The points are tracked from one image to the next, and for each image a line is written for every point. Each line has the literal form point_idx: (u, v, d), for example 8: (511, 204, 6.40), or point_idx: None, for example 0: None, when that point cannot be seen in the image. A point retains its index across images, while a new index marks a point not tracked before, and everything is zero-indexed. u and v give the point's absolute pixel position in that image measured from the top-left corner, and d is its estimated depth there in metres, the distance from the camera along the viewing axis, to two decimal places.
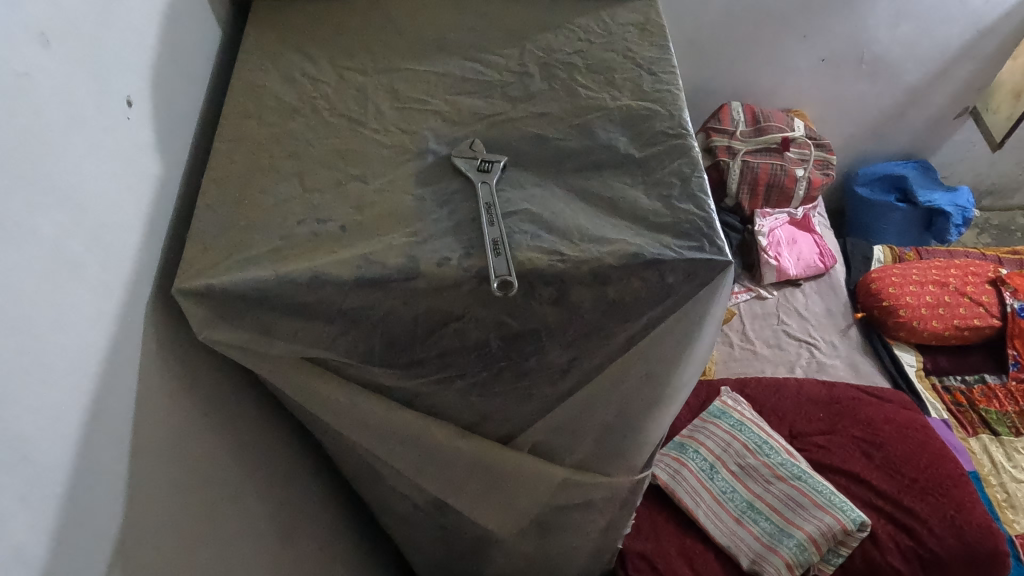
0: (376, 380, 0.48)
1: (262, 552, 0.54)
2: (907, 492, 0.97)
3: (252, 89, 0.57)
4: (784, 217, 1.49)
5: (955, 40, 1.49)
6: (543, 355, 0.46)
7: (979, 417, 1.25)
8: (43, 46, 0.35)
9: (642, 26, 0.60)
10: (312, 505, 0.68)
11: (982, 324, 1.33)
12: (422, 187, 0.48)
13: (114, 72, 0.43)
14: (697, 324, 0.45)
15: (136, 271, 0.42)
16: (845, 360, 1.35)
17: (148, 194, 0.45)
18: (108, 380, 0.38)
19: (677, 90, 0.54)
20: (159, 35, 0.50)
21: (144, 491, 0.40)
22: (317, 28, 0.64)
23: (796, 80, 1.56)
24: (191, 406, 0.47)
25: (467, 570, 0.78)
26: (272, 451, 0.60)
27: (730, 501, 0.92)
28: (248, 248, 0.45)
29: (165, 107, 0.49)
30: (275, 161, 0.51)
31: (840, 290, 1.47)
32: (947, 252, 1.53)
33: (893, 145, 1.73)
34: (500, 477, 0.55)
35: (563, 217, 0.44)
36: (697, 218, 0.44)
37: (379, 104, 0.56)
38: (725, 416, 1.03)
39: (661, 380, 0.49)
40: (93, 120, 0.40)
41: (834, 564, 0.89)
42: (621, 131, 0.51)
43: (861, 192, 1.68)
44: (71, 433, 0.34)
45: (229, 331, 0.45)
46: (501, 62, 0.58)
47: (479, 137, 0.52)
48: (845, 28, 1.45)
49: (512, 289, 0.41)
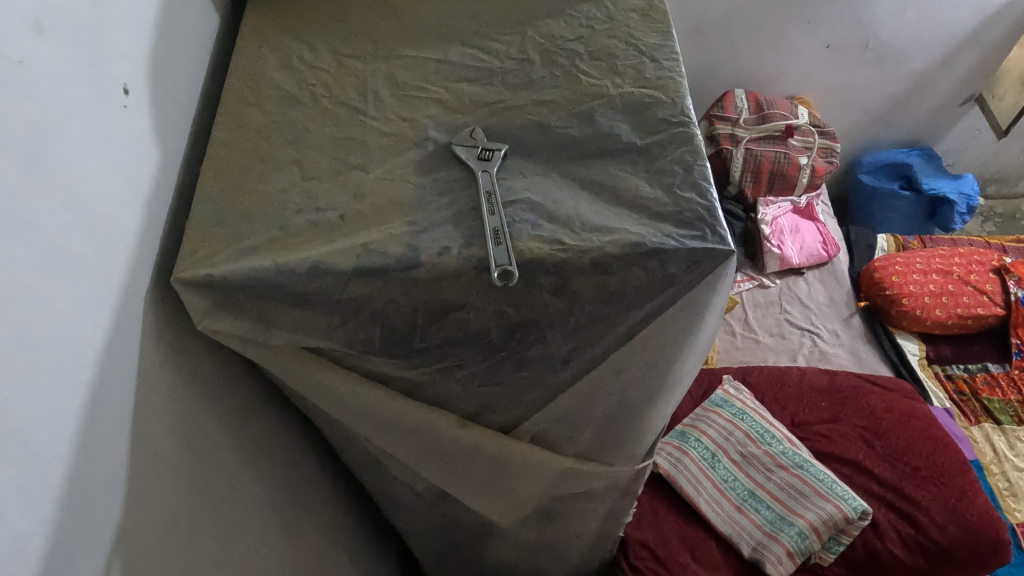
0: (376, 369, 0.48)
1: (263, 540, 0.55)
2: (909, 481, 0.97)
3: (250, 76, 0.57)
4: (787, 205, 1.48)
5: (962, 26, 1.47)
6: (544, 345, 0.46)
7: (981, 406, 1.25)
8: (37, 33, 0.35)
9: (644, 12, 0.59)
10: (313, 493, 0.68)
11: (986, 313, 1.32)
12: (422, 176, 0.48)
13: (110, 60, 0.42)
14: (699, 313, 0.45)
15: (135, 260, 0.42)
16: (847, 349, 1.35)
17: (146, 185, 0.45)
18: (108, 370, 0.38)
19: (680, 77, 0.53)
20: (156, 21, 0.49)
21: (144, 481, 0.40)
22: (316, 15, 0.63)
23: (800, 67, 1.55)
24: (190, 396, 0.47)
25: (468, 558, 0.78)
26: (272, 439, 0.60)
27: (732, 490, 0.93)
28: (246, 237, 0.45)
29: (162, 96, 0.49)
30: (274, 150, 0.51)
31: (843, 279, 1.47)
32: (951, 241, 1.52)
33: (897, 133, 1.72)
34: (501, 466, 0.55)
35: (564, 205, 0.44)
36: (699, 207, 0.44)
37: (378, 91, 0.55)
38: (727, 405, 1.03)
39: (662, 369, 0.48)
40: (91, 108, 0.39)
41: (835, 552, 0.90)
42: (623, 118, 0.50)
43: (865, 180, 1.67)
44: (70, 425, 0.34)
45: (228, 321, 0.45)
46: (501, 49, 0.58)
47: (479, 125, 0.51)
48: (850, 14, 1.43)
49: (513, 279, 0.41)
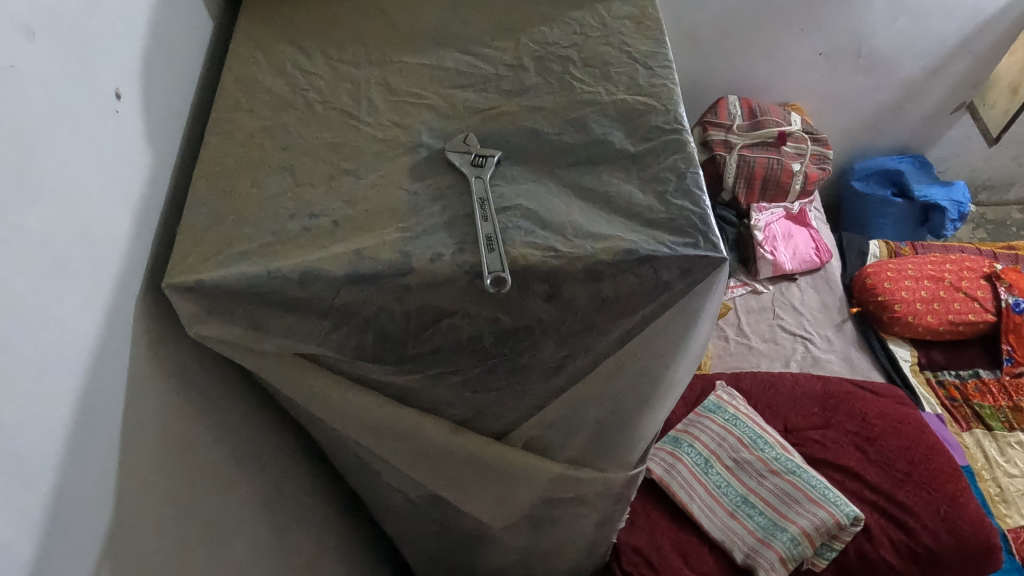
0: (368, 376, 0.48)
1: (254, 548, 0.54)
2: (901, 487, 0.97)
3: (243, 81, 0.57)
4: (780, 211, 1.49)
5: (953, 34, 1.49)
6: (537, 352, 0.46)
7: (972, 412, 1.26)
8: (28, 37, 0.35)
9: (638, 20, 0.59)
10: (304, 499, 0.68)
11: (977, 319, 1.33)
12: (415, 182, 0.48)
13: (102, 65, 0.42)
14: (691, 321, 0.45)
15: (125, 266, 0.41)
16: (839, 354, 1.36)
17: (138, 190, 0.44)
18: (97, 377, 0.37)
19: (673, 84, 0.53)
20: (148, 25, 0.49)
21: (134, 488, 0.40)
22: (309, 20, 0.63)
23: (793, 74, 1.56)
24: (181, 403, 0.47)
25: (460, 564, 0.78)
26: (263, 445, 0.60)
27: (725, 496, 0.93)
28: (238, 243, 0.45)
29: (155, 100, 0.49)
30: (266, 155, 0.51)
31: (835, 284, 1.47)
32: (942, 247, 1.54)
33: (890, 140, 1.73)
34: (494, 472, 0.54)
35: (556, 212, 0.44)
36: (691, 214, 0.44)
37: (372, 97, 0.55)
38: (719, 411, 1.04)
39: (655, 376, 0.48)
40: (81, 113, 0.39)
41: (827, 558, 0.90)
42: (616, 126, 0.50)
43: (858, 187, 1.68)
44: (59, 432, 0.34)
45: (219, 327, 0.44)
46: (495, 55, 0.58)
47: (473, 131, 0.51)
48: (843, 22, 1.45)
49: (505, 285, 0.41)
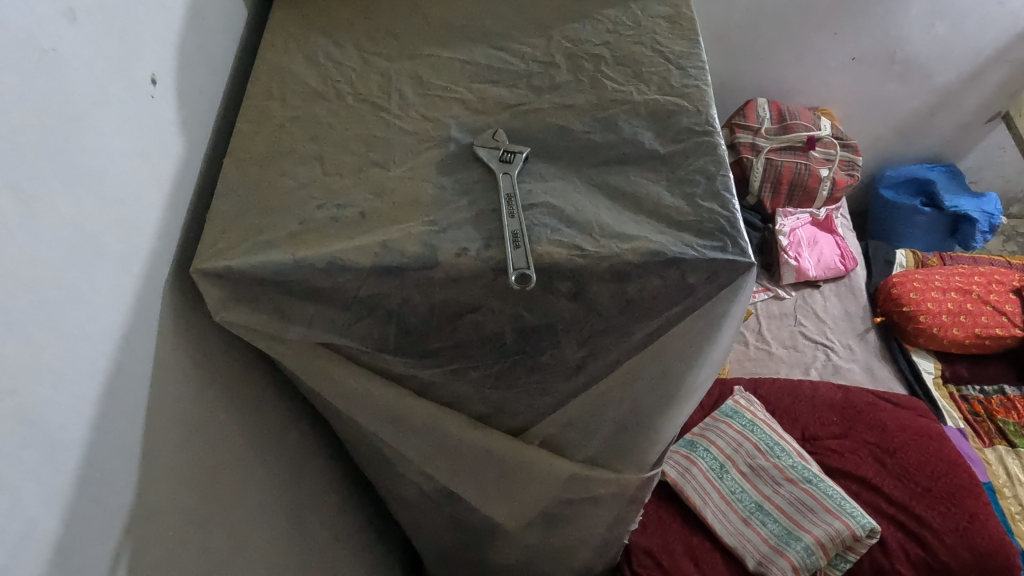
0: (390, 368, 0.48)
1: (269, 533, 0.55)
2: (920, 501, 0.96)
3: (277, 71, 0.57)
4: (805, 216, 1.47)
5: (991, 41, 1.45)
6: (559, 350, 0.46)
7: (996, 428, 1.23)
8: (69, 21, 0.36)
9: (672, 19, 0.59)
10: (320, 486, 0.68)
11: (1004, 333, 1.31)
12: (443, 176, 0.48)
13: (139, 51, 0.43)
14: (715, 324, 0.44)
15: (155, 249, 0.42)
16: (861, 364, 1.33)
17: (170, 176, 0.45)
18: (124, 360, 0.38)
19: (706, 86, 0.53)
20: (186, 13, 0.50)
21: (155, 470, 0.40)
22: (342, 12, 0.63)
23: (824, 78, 1.53)
24: (205, 385, 0.47)
25: (471, 559, 0.78)
26: (282, 432, 0.60)
27: (739, 502, 0.92)
28: (266, 232, 0.45)
29: (189, 86, 0.49)
30: (297, 144, 0.51)
31: (859, 293, 1.45)
32: (971, 259, 1.50)
33: (921, 147, 1.69)
34: (510, 468, 0.55)
35: (584, 211, 0.44)
36: (720, 218, 0.43)
37: (402, 90, 0.55)
38: (737, 416, 1.03)
39: (676, 379, 0.48)
40: (117, 97, 0.40)
41: (841, 569, 0.88)
42: (646, 126, 0.50)
43: (886, 195, 1.65)
44: (86, 411, 0.34)
45: (245, 314, 0.45)
46: (527, 51, 0.58)
47: (502, 127, 0.51)
48: (877, 26, 1.42)
49: (530, 283, 0.41)
